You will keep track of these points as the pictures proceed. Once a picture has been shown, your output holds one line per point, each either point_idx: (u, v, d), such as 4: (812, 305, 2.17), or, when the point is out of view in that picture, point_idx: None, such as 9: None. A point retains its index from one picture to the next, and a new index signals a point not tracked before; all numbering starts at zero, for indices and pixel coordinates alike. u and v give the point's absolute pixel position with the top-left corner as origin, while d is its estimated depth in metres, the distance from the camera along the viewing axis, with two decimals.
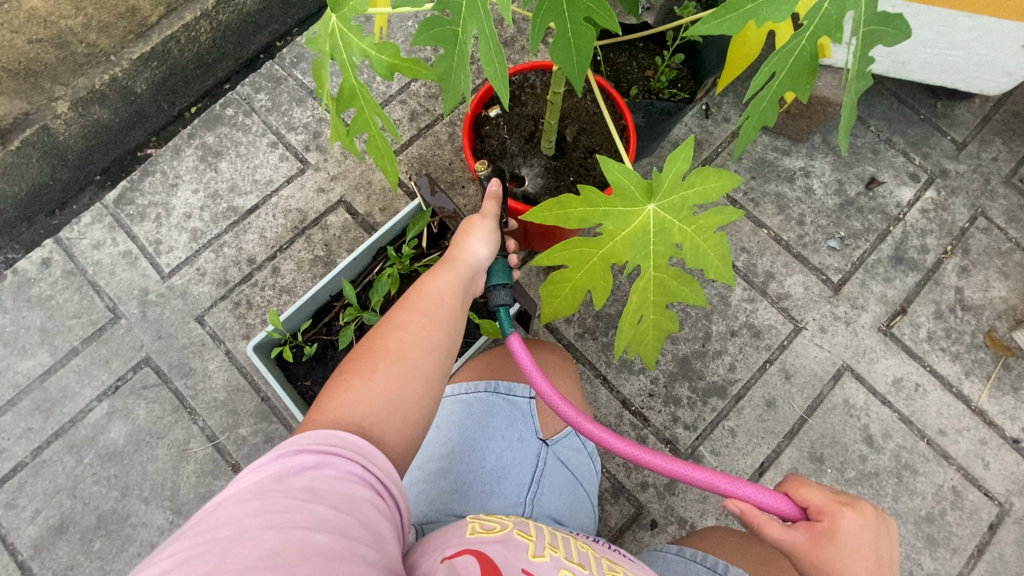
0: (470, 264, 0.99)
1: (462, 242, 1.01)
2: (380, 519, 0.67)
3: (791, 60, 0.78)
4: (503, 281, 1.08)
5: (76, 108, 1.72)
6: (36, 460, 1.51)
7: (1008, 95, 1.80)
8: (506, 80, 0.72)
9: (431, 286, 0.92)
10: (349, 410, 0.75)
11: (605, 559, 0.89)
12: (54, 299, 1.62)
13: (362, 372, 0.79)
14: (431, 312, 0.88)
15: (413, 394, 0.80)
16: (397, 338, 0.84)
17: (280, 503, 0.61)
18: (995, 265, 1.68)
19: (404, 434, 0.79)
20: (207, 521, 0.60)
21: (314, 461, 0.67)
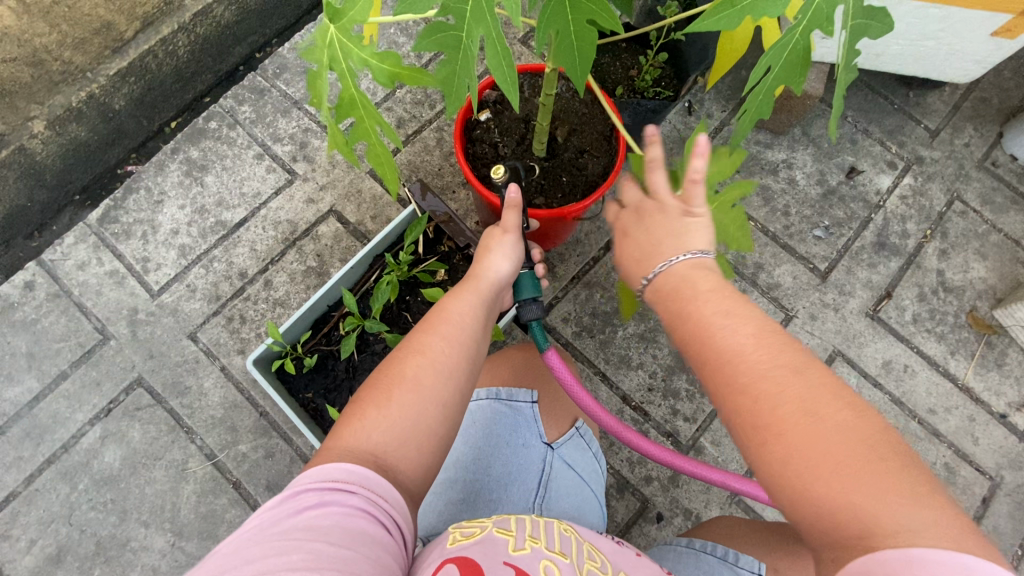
0: (490, 283, 0.98)
1: (484, 259, 1.02)
2: (384, 553, 0.66)
3: (783, 54, 0.79)
4: (533, 295, 1.12)
5: (53, 127, 1.68)
6: (28, 490, 1.47)
7: (976, 83, 1.87)
8: (514, 81, 0.73)
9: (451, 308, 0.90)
10: (362, 438, 0.74)
11: (588, 546, 0.89)
12: (39, 323, 1.58)
13: (376, 399, 0.77)
14: (448, 335, 0.85)
15: (428, 421, 0.78)
16: (413, 363, 0.81)
17: (278, 546, 0.61)
18: (973, 247, 1.74)
19: (420, 461, 0.77)
20: (210, 567, 0.60)
21: (314, 500, 0.66)
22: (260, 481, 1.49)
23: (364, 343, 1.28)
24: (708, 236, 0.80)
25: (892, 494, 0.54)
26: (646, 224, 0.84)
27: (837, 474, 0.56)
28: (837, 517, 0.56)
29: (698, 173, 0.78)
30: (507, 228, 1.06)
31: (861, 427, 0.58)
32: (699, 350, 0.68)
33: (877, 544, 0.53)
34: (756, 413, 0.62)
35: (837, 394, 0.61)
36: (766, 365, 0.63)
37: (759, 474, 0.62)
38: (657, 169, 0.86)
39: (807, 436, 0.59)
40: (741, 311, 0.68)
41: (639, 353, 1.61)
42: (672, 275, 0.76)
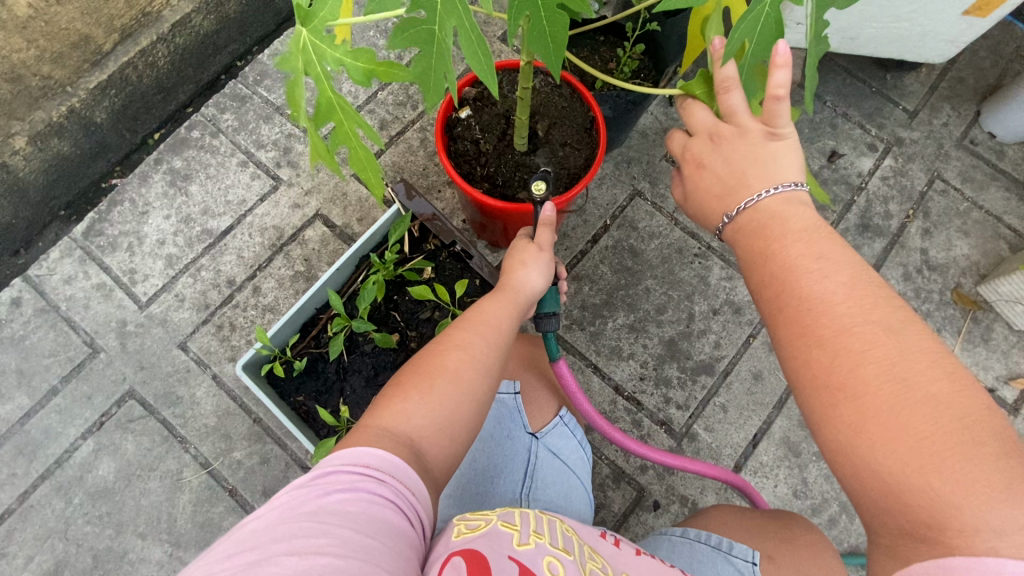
0: (525, 294, 1.01)
1: (516, 272, 1.02)
2: (406, 546, 0.66)
3: (760, 24, 0.77)
4: (553, 309, 1.16)
5: (35, 142, 1.68)
6: (23, 506, 1.47)
7: (951, 63, 1.89)
8: (490, 70, 0.73)
9: (490, 312, 0.94)
10: (402, 422, 0.77)
11: (588, 547, 0.91)
12: (28, 339, 1.57)
13: (419, 385, 0.80)
14: (487, 334, 0.89)
15: (463, 415, 0.82)
16: (454, 357, 0.84)
17: (307, 528, 0.61)
18: (955, 224, 1.76)
19: (449, 452, 0.80)
20: (236, 543, 0.60)
21: (346, 485, 0.67)
22: (256, 487, 1.49)
23: (353, 343, 1.28)
24: (793, 159, 0.85)
25: (942, 444, 0.61)
26: (723, 151, 0.88)
27: (887, 422, 0.64)
28: (879, 458, 0.65)
29: (781, 89, 0.79)
30: (542, 245, 1.08)
31: (924, 378, 0.65)
32: (774, 298, 0.77)
33: (915, 485, 0.62)
34: (821, 363, 0.70)
35: (926, 346, 0.67)
36: (856, 318, 0.70)
37: (809, 413, 0.72)
38: (734, 88, 0.86)
39: (868, 385, 0.66)
40: (834, 257, 0.75)
41: (630, 343, 1.62)
42: (760, 211, 0.83)
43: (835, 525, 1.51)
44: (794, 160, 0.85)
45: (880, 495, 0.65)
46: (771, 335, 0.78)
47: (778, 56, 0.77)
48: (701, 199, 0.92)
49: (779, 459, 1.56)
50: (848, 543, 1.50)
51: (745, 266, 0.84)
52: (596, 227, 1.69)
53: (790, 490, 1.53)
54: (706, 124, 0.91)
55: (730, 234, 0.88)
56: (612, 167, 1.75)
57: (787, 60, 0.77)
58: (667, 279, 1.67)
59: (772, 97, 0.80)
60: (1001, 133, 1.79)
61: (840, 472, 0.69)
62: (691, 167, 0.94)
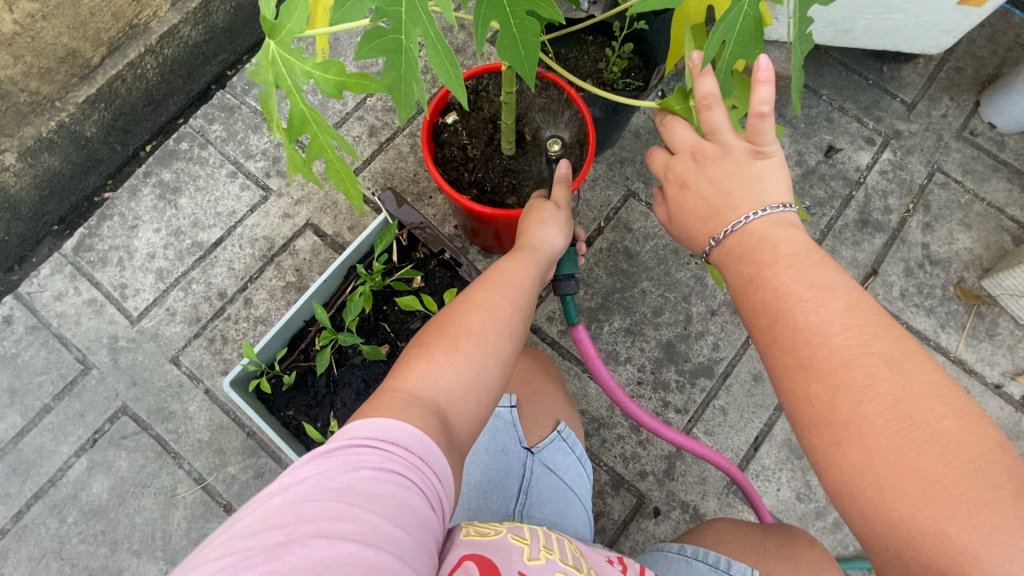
0: (544, 254, 1.03)
1: (536, 229, 1.05)
2: (431, 538, 0.63)
3: (737, 29, 0.75)
4: (570, 272, 1.23)
5: (24, 158, 1.68)
6: (18, 525, 1.46)
7: (949, 53, 1.86)
8: (461, 80, 0.71)
9: (512, 270, 0.95)
10: (429, 384, 0.76)
11: (594, 569, 0.89)
12: (20, 357, 1.56)
13: (445, 346, 0.79)
14: (510, 295, 0.90)
15: (490, 373, 0.81)
16: (478, 317, 0.84)
17: (335, 511, 0.58)
18: (956, 218, 1.72)
19: (476, 415, 0.79)
20: (260, 519, 0.57)
21: (376, 463, 0.63)
22: (251, 502, 1.48)
23: (342, 356, 1.27)
24: (780, 177, 0.84)
25: (954, 488, 0.60)
26: (707, 171, 0.87)
27: (895, 464, 0.63)
28: (888, 502, 0.63)
29: (765, 106, 0.79)
30: (559, 203, 1.13)
31: (930, 416, 0.63)
32: (770, 328, 0.76)
33: (929, 532, 0.61)
34: (822, 399, 0.69)
35: (930, 379, 0.66)
36: (856, 349, 0.69)
37: (813, 450, 0.71)
38: (716, 105, 0.83)
39: (871, 424, 0.65)
40: (828, 285, 0.74)
41: (626, 347, 1.59)
42: (749, 235, 0.82)
43: (840, 527, 1.48)
44: (781, 178, 0.84)
45: (892, 540, 0.64)
46: (768, 366, 0.77)
47: (761, 75, 0.77)
48: (687, 221, 0.92)
49: (781, 462, 1.53)
50: (853, 546, 1.47)
51: (738, 296, 0.82)
52: (590, 230, 1.67)
53: (793, 493, 1.50)
54: (688, 143, 0.90)
55: (721, 258, 0.87)
56: (605, 168, 1.72)
57: (770, 77, 0.77)
58: (663, 281, 1.64)
59: (756, 114, 0.80)
60: (1001, 123, 1.75)
61: (849, 512, 0.68)
62: (675, 187, 0.93)
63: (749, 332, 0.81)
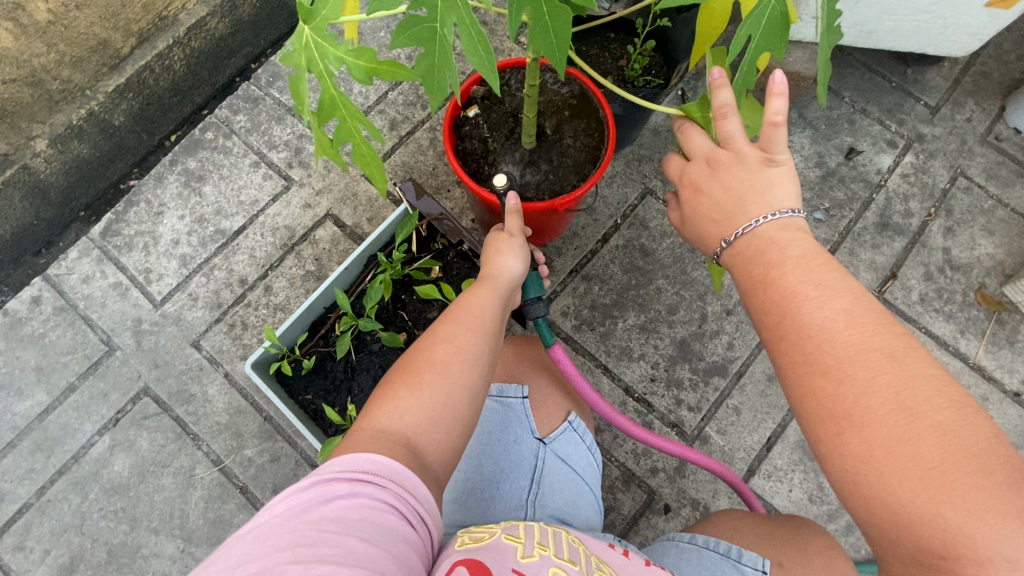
0: (505, 281, 1.04)
1: (495, 259, 1.06)
2: (410, 551, 0.67)
3: (764, 23, 0.74)
4: (537, 293, 1.23)
5: (55, 145, 1.72)
6: (41, 500, 1.50)
7: (975, 56, 1.84)
8: (492, 66, 0.72)
9: (472, 301, 0.96)
10: (394, 420, 0.78)
11: (595, 558, 0.90)
12: (47, 337, 1.61)
13: (408, 382, 0.82)
14: (470, 324, 0.91)
15: (456, 403, 0.83)
16: (441, 350, 0.86)
17: (308, 536, 0.61)
18: (979, 223, 1.70)
19: (447, 444, 0.81)
20: (236, 556, 0.60)
21: (345, 491, 0.67)
22: (266, 485, 1.50)
23: (361, 342, 1.29)
24: (791, 185, 0.83)
25: (951, 475, 0.62)
26: (720, 177, 0.87)
27: (895, 453, 0.64)
28: (889, 490, 0.65)
29: (780, 116, 0.79)
30: (512, 231, 1.13)
31: (929, 408, 0.64)
32: (775, 326, 0.76)
33: (926, 515, 0.62)
34: (828, 395, 0.69)
35: (930, 373, 0.67)
36: (859, 346, 0.69)
37: (817, 442, 0.72)
38: (731, 114, 0.84)
39: (873, 415, 0.66)
40: (833, 283, 0.74)
41: (640, 344, 1.59)
42: (757, 237, 0.82)
43: (853, 531, 1.47)
44: (792, 186, 0.83)
45: (891, 524, 0.66)
46: (774, 363, 0.77)
47: (776, 84, 0.77)
48: (699, 224, 0.91)
49: (794, 463, 1.53)
50: (865, 550, 1.46)
51: (744, 293, 0.83)
52: (607, 226, 1.68)
53: (805, 495, 1.49)
54: (703, 150, 0.90)
55: (729, 259, 0.86)
56: (623, 165, 1.73)
57: (785, 88, 0.77)
58: (678, 279, 1.64)
59: (769, 123, 0.80)
60: None
61: (849, 499, 0.70)
62: (688, 192, 0.92)
63: (755, 329, 0.81)
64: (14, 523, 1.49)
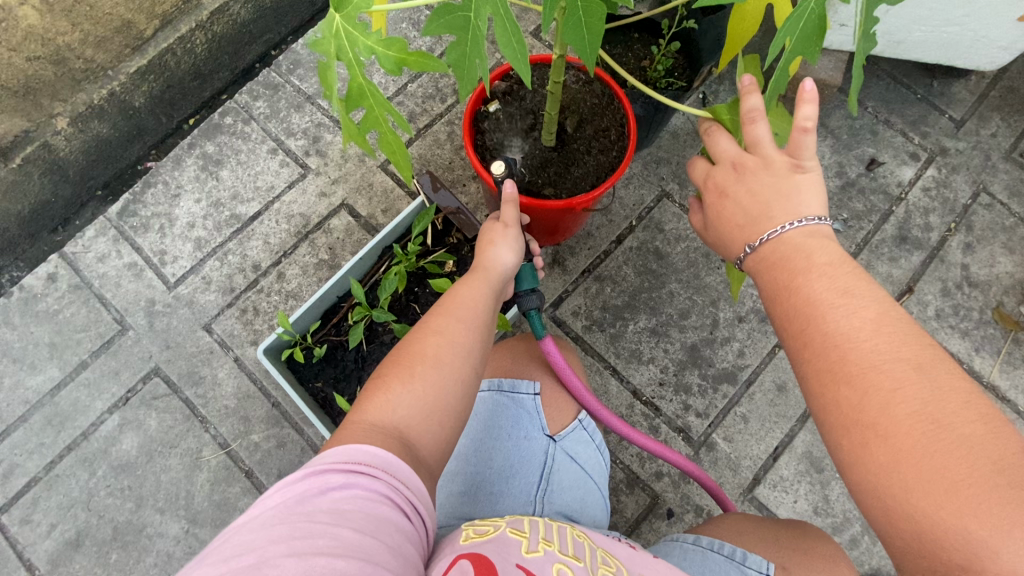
0: (498, 273, 1.02)
1: (489, 251, 1.05)
2: (404, 541, 0.68)
3: (801, 25, 0.73)
4: (531, 286, 1.22)
5: (75, 123, 1.73)
6: (49, 475, 1.51)
7: (1004, 71, 1.81)
8: (525, 60, 0.71)
9: (462, 295, 0.95)
10: (387, 413, 0.78)
11: (600, 551, 0.90)
12: (62, 314, 1.62)
13: (401, 375, 0.81)
14: (464, 318, 0.91)
15: (449, 398, 0.83)
16: (433, 343, 0.86)
17: (304, 529, 0.62)
18: (999, 240, 1.68)
19: (440, 437, 0.81)
20: (232, 547, 0.61)
21: (339, 482, 0.68)
22: (271, 470, 1.51)
23: (372, 333, 1.30)
24: (818, 193, 0.82)
25: (976, 488, 0.61)
26: (746, 182, 0.86)
27: (920, 464, 0.63)
28: (913, 500, 0.64)
29: (810, 121, 0.79)
30: (508, 223, 1.12)
31: (956, 420, 0.64)
32: (800, 333, 0.75)
33: (950, 528, 0.61)
34: (851, 402, 0.69)
35: (958, 385, 0.66)
36: (885, 355, 0.68)
37: (838, 451, 0.71)
38: (760, 119, 0.84)
39: (898, 426, 0.65)
40: (861, 292, 0.73)
41: (650, 347, 1.59)
42: (784, 243, 0.81)
43: (857, 545, 1.46)
44: (819, 194, 0.82)
45: (912, 534, 0.65)
46: (797, 370, 0.77)
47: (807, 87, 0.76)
48: (724, 229, 0.90)
49: (800, 474, 1.52)
50: (869, 565, 1.45)
51: (768, 299, 0.82)
52: (622, 227, 1.67)
53: (810, 506, 1.48)
54: (731, 154, 0.89)
55: (754, 265, 0.85)
56: (641, 167, 1.72)
57: (815, 95, 0.77)
58: (692, 284, 1.63)
59: (799, 129, 0.80)
60: None
61: (871, 509, 0.69)
62: (714, 196, 0.92)
63: (778, 336, 0.80)
64: (22, 496, 1.50)
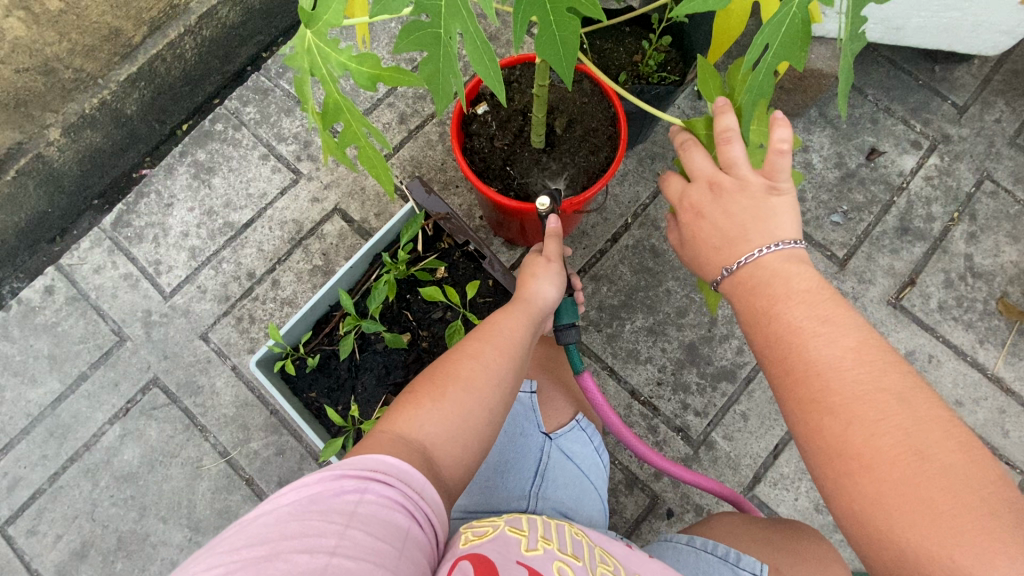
0: (538, 306, 1.04)
1: (531, 283, 1.06)
2: (416, 549, 0.67)
3: (783, 29, 0.71)
4: (570, 320, 1.18)
5: (68, 134, 1.73)
6: (53, 486, 1.53)
7: (1008, 54, 1.76)
8: (498, 77, 0.69)
9: (504, 323, 0.96)
10: (415, 428, 0.78)
11: (598, 550, 0.90)
12: (60, 326, 1.63)
13: (432, 393, 0.82)
14: (502, 345, 0.92)
15: (476, 421, 0.83)
16: (467, 366, 0.86)
17: (317, 527, 0.61)
18: (1004, 229, 1.64)
19: (463, 460, 0.81)
20: (247, 535, 0.61)
21: (353, 486, 0.67)
22: (271, 478, 1.52)
23: (364, 342, 1.29)
24: (792, 216, 0.83)
25: (959, 518, 0.61)
26: (722, 203, 0.85)
27: (906, 494, 0.64)
28: (899, 531, 0.64)
29: (785, 143, 0.80)
30: (552, 257, 1.12)
31: (937, 450, 0.64)
32: (781, 360, 0.76)
33: (935, 559, 0.61)
34: (835, 433, 0.69)
35: (936, 414, 0.67)
36: (867, 385, 0.69)
37: (823, 481, 0.71)
38: (735, 140, 0.82)
39: (882, 456, 0.66)
40: (840, 320, 0.74)
41: (647, 347, 1.57)
42: (761, 267, 0.81)
43: None
44: (793, 216, 0.83)
45: (897, 565, 0.65)
46: (778, 398, 0.77)
47: (776, 116, 0.80)
48: (699, 248, 0.90)
49: (801, 471, 1.51)
50: None
51: (747, 326, 0.83)
52: (617, 226, 1.65)
53: (812, 504, 1.47)
54: (705, 172, 0.87)
55: (730, 287, 0.86)
56: (635, 163, 1.69)
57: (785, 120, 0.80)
58: (688, 281, 1.61)
59: (775, 151, 0.81)
60: None
61: (856, 538, 0.69)
62: (689, 215, 0.91)
63: (759, 365, 0.80)
64: (27, 507, 1.52)
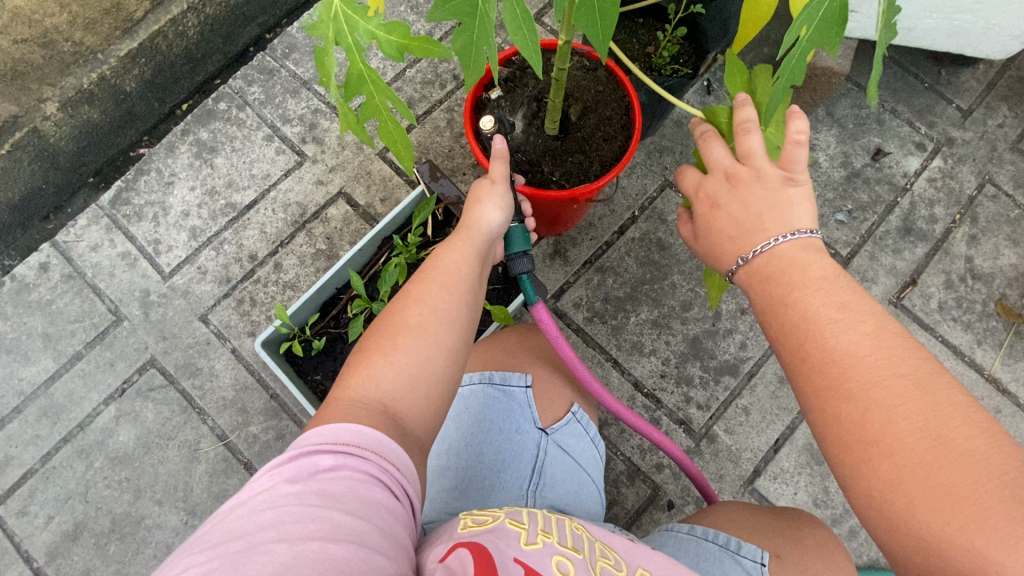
0: (482, 231, 0.98)
1: (474, 209, 1.00)
2: (396, 524, 0.66)
3: (821, 14, 0.70)
4: (521, 248, 1.13)
5: (65, 108, 1.68)
6: (45, 467, 1.50)
7: (1012, 60, 1.78)
8: (534, 49, 0.68)
9: (447, 258, 0.91)
10: (370, 387, 0.75)
11: (599, 544, 0.89)
12: (54, 304, 1.59)
13: (382, 347, 0.78)
14: (448, 283, 0.86)
15: (435, 367, 0.79)
16: (415, 311, 0.82)
17: (293, 513, 0.60)
18: (1004, 232, 1.67)
19: (429, 408, 0.78)
20: (219, 534, 0.60)
21: (328, 464, 0.66)
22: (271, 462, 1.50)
23: None
24: (810, 207, 0.84)
25: (982, 503, 0.61)
26: (739, 194, 0.86)
27: (926, 480, 0.64)
28: (918, 517, 0.64)
29: (801, 135, 0.83)
30: (495, 178, 1.06)
31: (957, 435, 0.65)
32: (798, 349, 0.76)
33: (955, 543, 0.62)
34: (853, 419, 0.70)
35: (956, 400, 0.67)
36: (885, 371, 0.70)
37: (841, 468, 0.72)
38: (754, 130, 0.85)
39: (902, 442, 0.66)
40: (856, 307, 0.75)
41: (652, 339, 1.57)
42: (778, 256, 0.81)
43: (856, 536, 1.47)
44: (810, 207, 0.84)
45: (915, 549, 0.65)
46: (795, 387, 0.78)
47: (792, 109, 0.85)
48: (714, 240, 0.90)
49: (800, 466, 1.52)
50: (867, 556, 1.46)
51: (763, 315, 0.82)
52: (624, 218, 1.65)
53: (810, 498, 1.49)
54: (723, 164, 0.89)
55: (746, 277, 0.86)
56: (644, 156, 1.69)
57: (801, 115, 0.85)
58: (694, 275, 1.61)
59: (792, 141, 0.84)
60: None
61: (874, 524, 0.69)
62: (704, 206, 0.92)
63: (775, 353, 0.81)
64: (19, 487, 1.49)
